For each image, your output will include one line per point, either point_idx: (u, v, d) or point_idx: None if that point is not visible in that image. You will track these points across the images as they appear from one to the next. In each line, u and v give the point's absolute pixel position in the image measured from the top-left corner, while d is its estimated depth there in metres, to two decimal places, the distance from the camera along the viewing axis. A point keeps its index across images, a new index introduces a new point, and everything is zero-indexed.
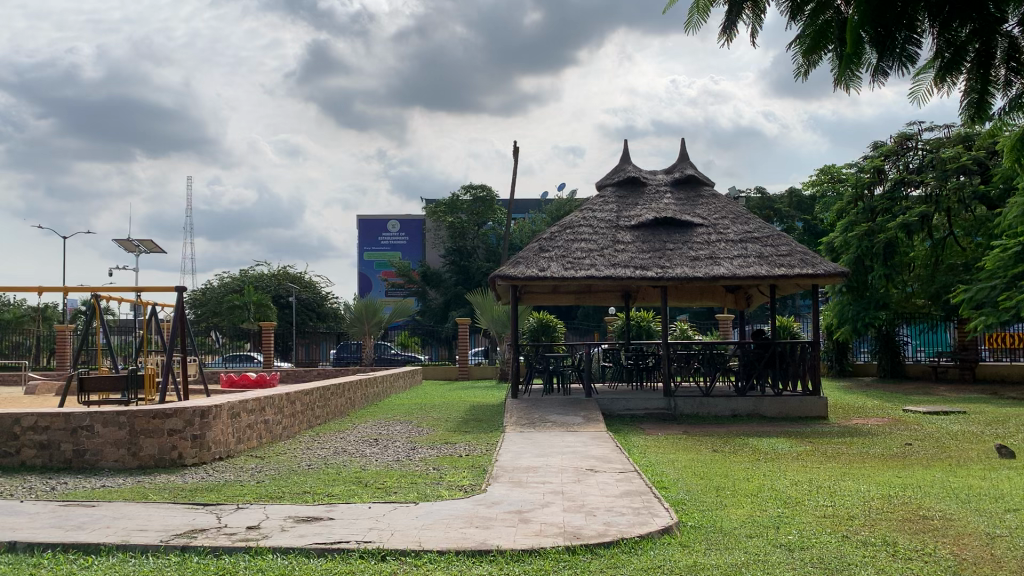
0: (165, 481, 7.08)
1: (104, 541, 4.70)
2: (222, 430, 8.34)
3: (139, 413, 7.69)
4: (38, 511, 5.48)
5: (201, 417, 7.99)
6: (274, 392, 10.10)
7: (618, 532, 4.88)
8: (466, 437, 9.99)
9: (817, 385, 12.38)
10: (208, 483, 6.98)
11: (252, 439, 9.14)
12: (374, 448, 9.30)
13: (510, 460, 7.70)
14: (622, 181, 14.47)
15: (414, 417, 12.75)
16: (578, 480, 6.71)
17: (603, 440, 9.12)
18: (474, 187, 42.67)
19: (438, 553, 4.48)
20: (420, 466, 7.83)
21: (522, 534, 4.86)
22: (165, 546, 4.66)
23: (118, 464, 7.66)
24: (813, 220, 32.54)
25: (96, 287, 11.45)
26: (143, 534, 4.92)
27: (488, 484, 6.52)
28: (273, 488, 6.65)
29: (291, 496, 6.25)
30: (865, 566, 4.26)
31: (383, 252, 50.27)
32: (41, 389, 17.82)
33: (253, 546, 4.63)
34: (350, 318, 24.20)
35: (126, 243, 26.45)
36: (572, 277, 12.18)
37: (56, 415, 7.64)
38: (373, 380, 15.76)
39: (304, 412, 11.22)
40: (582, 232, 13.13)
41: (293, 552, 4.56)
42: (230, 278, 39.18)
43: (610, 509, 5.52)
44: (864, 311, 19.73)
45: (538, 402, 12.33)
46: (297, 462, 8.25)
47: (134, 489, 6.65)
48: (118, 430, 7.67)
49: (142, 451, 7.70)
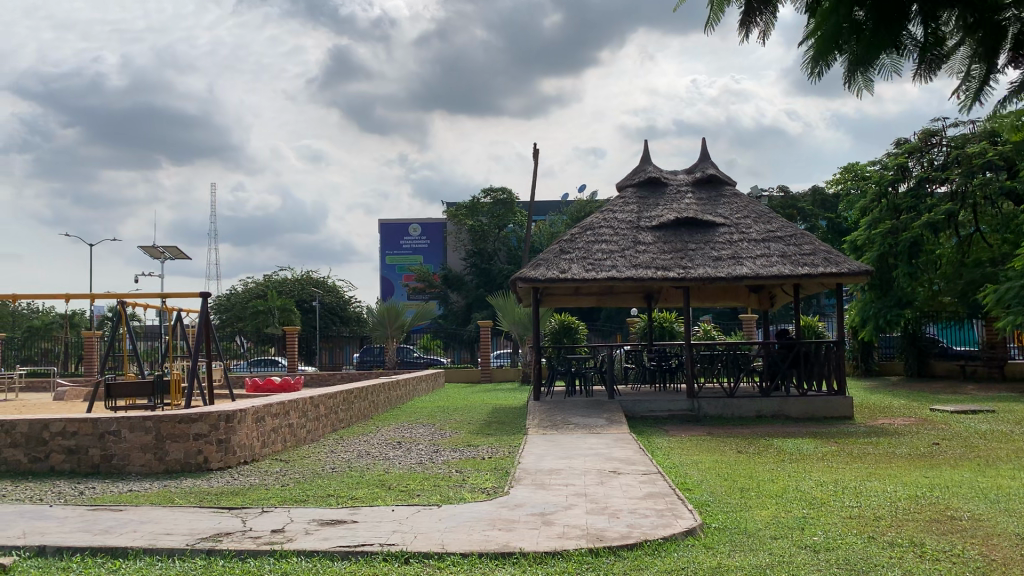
0: (192, 485, 7.13)
1: (132, 545, 4.75)
2: (247, 433, 8.40)
3: (165, 418, 7.74)
4: (67, 515, 5.56)
5: (226, 421, 8.06)
6: (298, 395, 10.16)
7: (642, 534, 4.86)
8: (489, 440, 10.01)
9: (842, 385, 12.27)
10: (233, 487, 7.03)
11: (277, 443, 9.23)
12: (398, 451, 9.37)
13: (534, 463, 7.71)
14: (643, 182, 14.43)
15: (437, 420, 12.80)
16: (601, 482, 6.70)
17: (626, 442, 9.10)
18: (495, 190, 42.79)
19: (460, 555, 4.48)
20: (443, 468, 7.86)
21: (546, 536, 4.86)
22: (190, 550, 4.69)
23: (145, 469, 7.71)
24: (837, 218, 32.26)
25: (122, 295, 11.58)
26: (170, 537, 4.97)
27: (512, 487, 6.52)
28: (298, 491, 6.69)
29: (316, 499, 6.28)
30: (891, 567, 4.22)
31: (405, 256, 50.47)
32: (70, 395, 18.06)
33: (278, 549, 4.66)
34: (373, 322, 24.33)
35: (153, 250, 26.77)
36: (593, 279, 12.16)
37: (84, 421, 7.73)
38: (396, 383, 15.85)
39: (328, 416, 11.30)
40: (603, 233, 13.10)
41: (317, 555, 4.58)
42: (254, 283, 39.51)
43: (634, 511, 5.50)
44: (887, 309, 19.58)
45: (561, 405, 12.31)
46: (321, 465, 8.31)
47: (160, 494, 6.70)
48: (145, 435, 7.73)
49: (168, 456, 7.75)
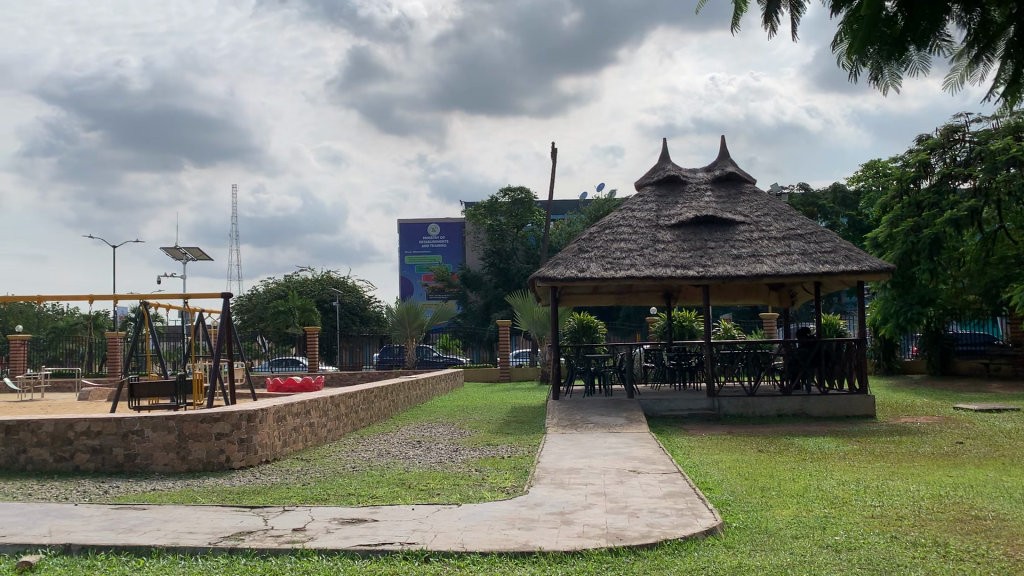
0: (213, 484, 7.20)
1: (155, 544, 4.80)
2: (268, 433, 8.46)
3: (187, 418, 7.81)
4: (92, 514, 5.63)
5: (248, 421, 8.12)
6: (318, 395, 10.23)
7: (661, 534, 4.85)
8: (508, 439, 10.02)
9: (864, 383, 12.18)
10: (255, 486, 7.08)
11: (298, 442, 9.29)
12: (417, 450, 9.40)
13: (553, 462, 7.70)
14: (662, 180, 14.38)
15: (456, 419, 12.83)
16: (620, 481, 6.68)
17: (645, 441, 9.08)
18: (513, 189, 42.82)
19: (480, 554, 4.49)
20: (462, 468, 7.87)
21: (564, 535, 4.85)
22: (213, 548, 4.73)
23: (168, 468, 7.78)
24: (858, 215, 31.96)
25: (145, 296, 11.68)
26: (192, 536, 5.01)
27: (531, 486, 6.52)
28: (318, 491, 6.72)
29: (337, 498, 6.32)
30: (914, 567, 4.18)
31: (424, 256, 50.60)
32: (94, 395, 18.26)
33: (299, 548, 4.69)
34: (392, 321, 24.41)
35: (174, 251, 27.00)
36: (611, 278, 12.13)
37: (108, 421, 7.82)
38: (415, 383, 15.90)
39: (348, 415, 11.36)
40: (621, 232, 13.07)
41: (337, 553, 4.61)
42: (275, 284, 39.75)
43: (653, 511, 5.48)
44: (909, 308, 19.48)
45: (580, 404, 12.29)
46: (341, 464, 8.35)
47: (182, 493, 6.75)
48: (167, 435, 7.80)
49: (191, 455, 7.82)
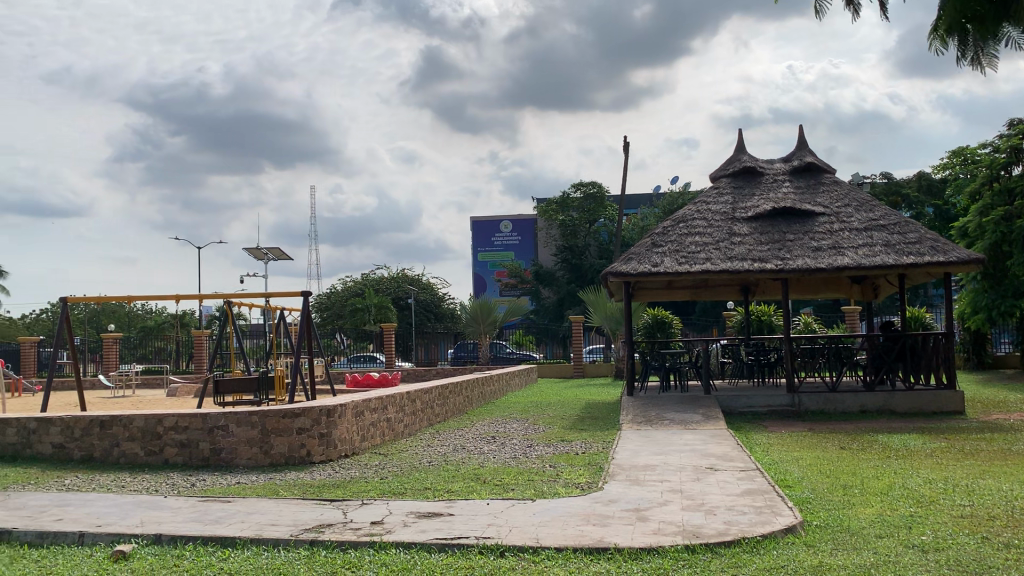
0: (295, 478, 7.38)
1: (240, 536, 4.95)
2: (347, 428, 8.63)
3: (270, 413, 8.05)
4: (180, 506, 5.84)
5: (327, 416, 8.30)
6: (395, 391, 10.39)
7: (740, 532, 4.76)
8: (583, 435, 9.99)
9: (951, 378, 11.74)
10: (335, 480, 7.24)
11: (376, 436, 9.46)
12: (491, 445, 9.46)
13: (628, 459, 7.64)
14: (738, 172, 14.12)
15: (530, 415, 12.86)
16: (698, 479, 6.59)
17: (723, 438, 8.94)
18: (586, 184, 42.65)
19: (556, 550, 4.50)
20: (537, 463, 7.89)
21: (640, 533, 4.82)
22: (294, 539, 4.86)
23: (252, 461, 8.03)
24: (945, 204, 30.80)
25: (229, 295, 12.04)
26: (275, 528, 5.15)
27: (606, 482, 6.50)
28: (396, 484, 6.84)
29: (413, 492, 6.42)
30: (1007, 570, 4.00)
31: (497, 252, 50.84)
32: (182, 392, 18.94)
33: (377, 541, 4.77)
34: (466, 318, 24.60)
35: (256, 251, 27.78)
36: (687, 272, 11.98)
37: (194, 415, 8.10)
38: (490, 379, 16.01)
39: (424, 410, 11.51)
40: (697, 225, 12.89)
41: (414, 547, 4.68)
42: (352, 282, 40.53)
43: (732, 508, 5.39)
44: (1001, 300, 18.80)
45: (656, 400, 12.16)
46: (418, 459, 8.46)
47: (266, 486, 6.95)
48: (251, 430, 8.05)
49: (273, 449, 8.05)
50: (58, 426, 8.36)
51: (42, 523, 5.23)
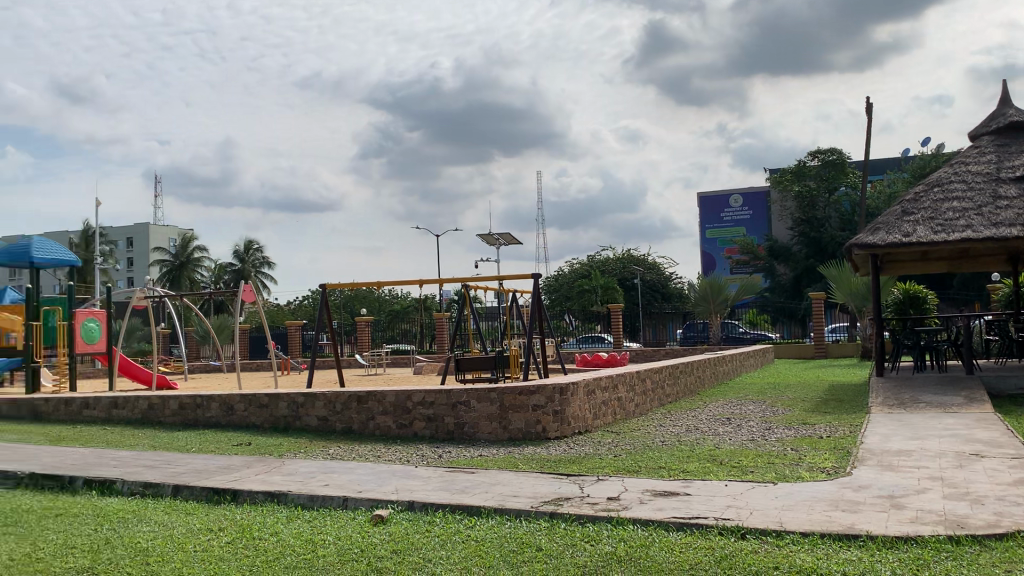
0: (532, 452, 7.62)
1: (484, 505, 5.20)
2: (581, 405, 8.77)
3: (507, 389, 8.37)
4: (430, 476, 6.24)
5: (562, 393, 8.45)
6: (626, 369, 10.42)
7: (1014, 524, 4.31)
8: (825, 418, 9.47)
9: None
10: (571, 455, 7.40)
11: (609, 415, 9.55)
12: (727, 426, 9.22)
13: (878, 443, 7.15)
14: (1003, 127, 12.67)
15: (767, 396, 12.39)
16: (961, 466, 6.03)
17: (990, 423, 8.11)
18: (823, 152, 40.24)
19: (800, 534, 4.31)
20: (776, 446, 7.59)
21: (894, 520, 4.50)
22: (535, 511, 5.03)
23: (492, 436, 8.40)
24: None
25: (465, 278, 12.62)
26: (516, 500, 5.36)
27: (854, 467, 6.12)
28: (630, 462, 6.86)
29: (648, 470, 6.41)
30: None
31: (727, 229, 49.37)
32: (426, 370, 20.17)
33: (615, 516, 4.82)
34: (696, 297, 24.08)
35: (489, 236, 28.91)
36: (943, 241, 10.97)
37: (439, 391, 8.60)
38: (723, 359, 15.61)
39: (656, 390, 11.46)
40: (954, 189, 11.74)
41: (652, 524, 4.67)
42: (580, 264, 41.09)
43: (1003, 499, 4.88)
44: None
45: (911, 381, 11.25)
46: (652, 438, 8.44)
47: (506, 459, 7.25)
48: (491, 405, 8.43)
49: (512, 424, 8.38)
50: (320, 400, 9.18)
51: (311, 487, 5.78)
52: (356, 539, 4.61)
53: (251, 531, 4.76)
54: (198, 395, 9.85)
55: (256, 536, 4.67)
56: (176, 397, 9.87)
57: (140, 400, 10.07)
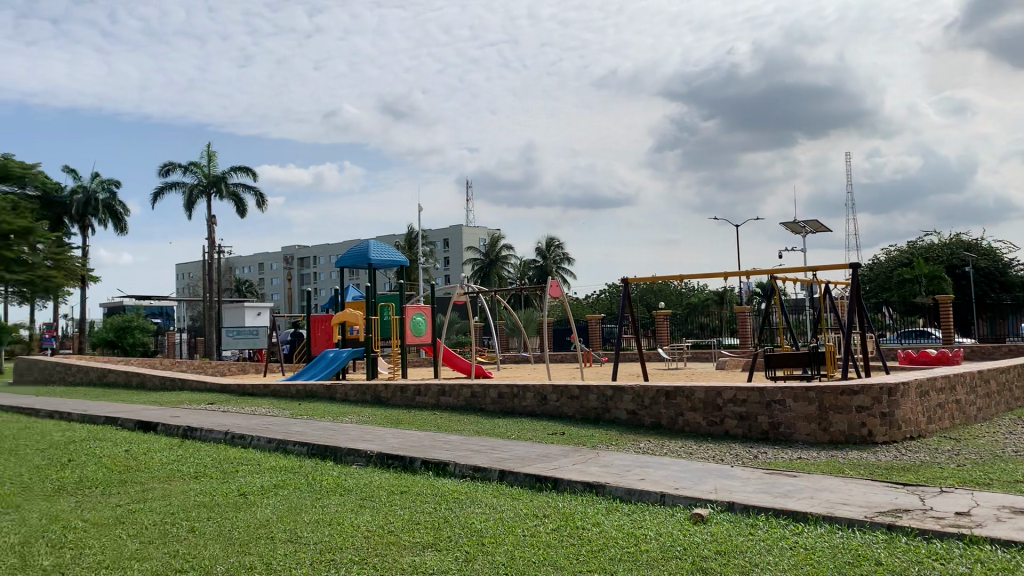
0: (858, 457, 7.06)
1: (812, 511, 4.88)
2: (913, 408, 8.02)
3: (827, 389, 7.87)
4: (749, 477, 6.01)
5: (890, 394, 7.80)
6: (964, 369, 9.32)
7: None
8: None
9: None
10: (904, 462, 6.74)
11: (945, 420, 8.59)
12: None
13: None
14: None
15: None
16: None
17: None
18: None
19: None
20: None
21: None
22: (870, 522, 4.62)
23: (811, 438, 7.93)
24: None
25: (773, 270, 12.04)
26: (847, 507, 4.97)
27: None
28: (977, 474, 6.10)
29: (1002, 485, 5.65)
30: None
31: None
32: (730, 365, 19.62)
33: (968, 534, 4.28)
34: None
35: (794, 225, 27.48)
36: None
37: (752, 389, 8.28)
38: None
39: (1002, 392, 10.13)
40: None
41: (1016, 546, 4.09)
42: (898, 251, 37.73)
43: None
44: None
45: None
46: (1001, 447, 7.45)
47: (829, 463, 6.79)
48: (809, 406, 7.96)
49: (833, 426, 7.86)
50: (630, 394, 9.21)
51: (629, 480, 5.80)
52: (678, 536, 4.54)
53: (574, 520, 4.88)
54: (515, 385, 10.36)
55: (578, 526, 4.77)
56: (496, 386, 10.48)
57: (464, 388, 10.83)
